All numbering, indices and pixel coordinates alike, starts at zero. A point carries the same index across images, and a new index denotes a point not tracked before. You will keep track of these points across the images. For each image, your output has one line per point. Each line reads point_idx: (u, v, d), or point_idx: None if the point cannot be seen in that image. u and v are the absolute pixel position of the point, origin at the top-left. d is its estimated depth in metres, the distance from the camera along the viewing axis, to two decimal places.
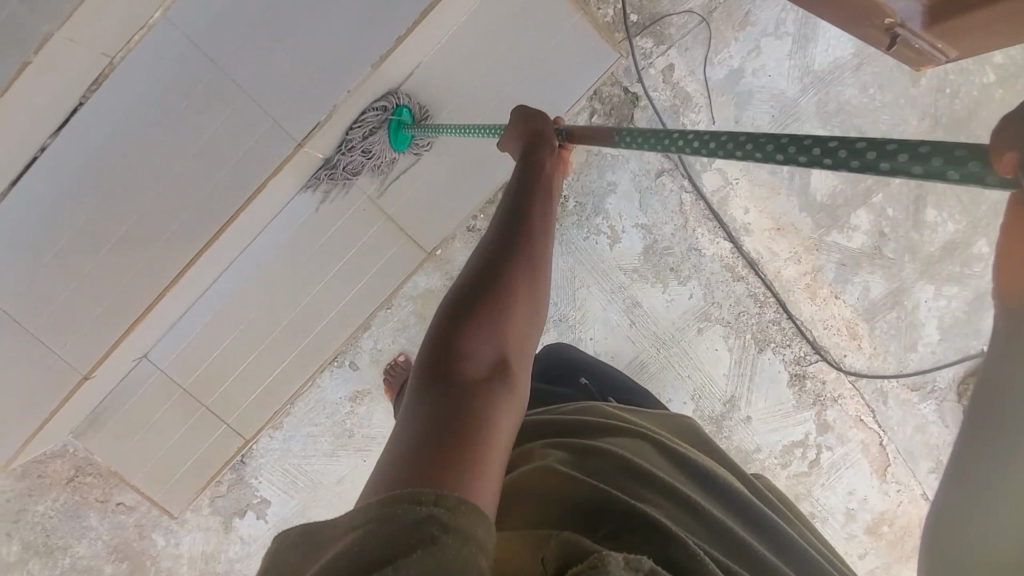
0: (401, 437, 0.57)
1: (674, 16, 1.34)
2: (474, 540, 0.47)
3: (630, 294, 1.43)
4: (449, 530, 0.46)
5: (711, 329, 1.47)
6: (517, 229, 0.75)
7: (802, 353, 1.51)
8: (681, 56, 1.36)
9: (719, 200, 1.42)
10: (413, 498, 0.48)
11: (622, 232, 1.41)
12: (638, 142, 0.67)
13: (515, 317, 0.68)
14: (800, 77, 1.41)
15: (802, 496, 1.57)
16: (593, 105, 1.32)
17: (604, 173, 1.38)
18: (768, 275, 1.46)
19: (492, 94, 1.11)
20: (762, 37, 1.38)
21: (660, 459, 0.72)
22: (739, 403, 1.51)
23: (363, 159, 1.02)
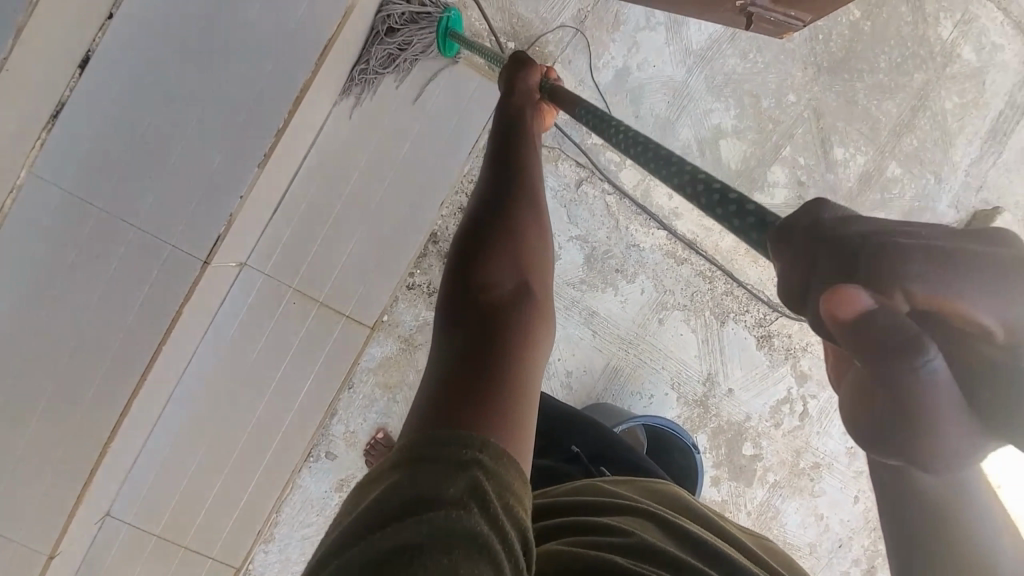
0: (430, 371, 0.53)
1: (549, 35, 1.38)
2: (515, 493, 0.45)
3: (585, 305, 1.44)
4: (492, 479, 0.44)
5: (671, 316, 1.49)
6: (516, 169, 0.73)
7: (763, 315, 1.54)
8: (567, 70, 1.40)
9: (641, 193, 1.44)
10: (460, 443, 0.45)
11: (559, 249, 1.42)
12: (597, 118, 0.72)
13: (536, 252, 0.65)
14: (682, 60, 1.46)
15: (802, 449, 1.60)
16: None
17: None
18: (709, 251, 1.49)
19: (390, 156, 1.08)
20: (637, 32, 1.43)
21: (650, 526, 0.71)
22: (717, 379, 1.52)
23: (394, 53, 1.02)
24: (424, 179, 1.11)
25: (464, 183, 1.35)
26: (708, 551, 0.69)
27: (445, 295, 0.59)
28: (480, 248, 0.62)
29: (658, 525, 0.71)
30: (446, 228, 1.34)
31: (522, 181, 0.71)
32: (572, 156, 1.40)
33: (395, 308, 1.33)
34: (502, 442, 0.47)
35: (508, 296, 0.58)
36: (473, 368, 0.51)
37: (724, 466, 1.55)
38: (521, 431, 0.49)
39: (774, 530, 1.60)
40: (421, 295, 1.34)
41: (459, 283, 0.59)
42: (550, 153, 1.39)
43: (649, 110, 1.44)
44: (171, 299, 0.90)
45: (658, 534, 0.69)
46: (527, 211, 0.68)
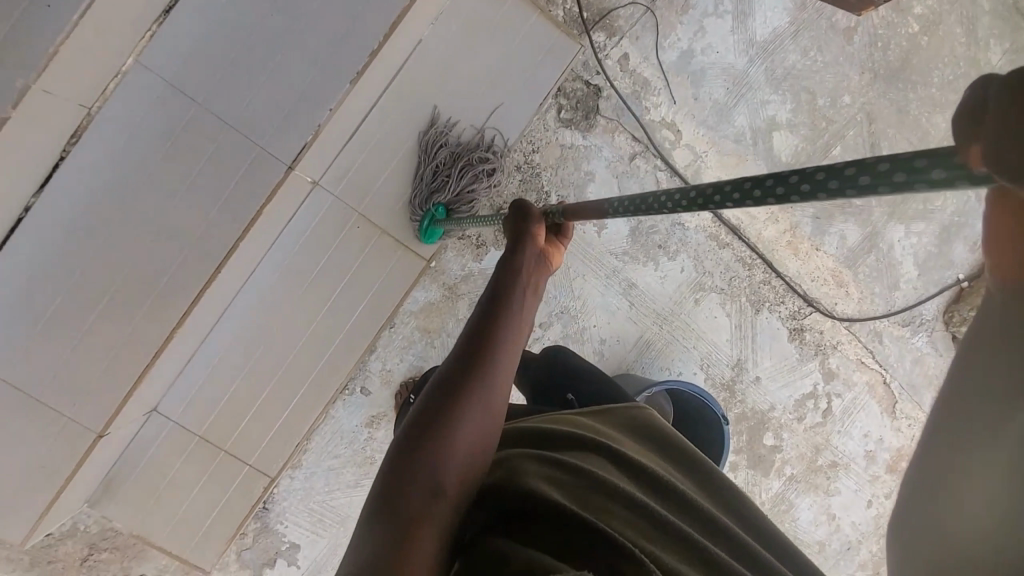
0: (346, 560, 0.58)
1: (621, 9, 1.39)
2: None
3: (624, 277, 1.46)
4: None
5: (707, 298, 1.51)
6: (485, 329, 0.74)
7: (797, 307, 1.56)
8: (634, 45, 1.41)
9: (693, 173, 1.46)
10: None
11: (607, 218, 1.44)
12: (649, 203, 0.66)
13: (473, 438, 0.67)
14: (745, 49, 1.49)
15: (822, 446, 1.61)
16: (559, 101, 1.37)
17: (579, 163, 1.41)
18: (750, 237, 1.51)
19: (468, 93, 1.12)
20: (705, 17, 1.46)
21: (612, 465, 0.73)
22: (746, 365, 1.54)
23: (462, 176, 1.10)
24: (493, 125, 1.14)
25: (524, 140, 1.37)
26: (676, 496, 0.72)
27: (382, 474, 0.64)
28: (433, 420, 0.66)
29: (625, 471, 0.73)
30: (501, 184, 1.37)
31: (489, 343, 0.72)
32: (631, 128, 1.41)
33: (442, 256, 1.36)
34: None
35: (428, 493, 0.61)
36: (385, 557, 0.55)
37: (743, 453, 1.57)
38: None
39: (785, 524, 1.61)
40: (469, 246, 1.37)
41: (402, 462, 0.63)
42: (609, 124, 1.40)
43: (710, 93, 1.46)
44: (249, 200, 0.92)
45: (626, 480, 0.72)
46: (483, 374, 0.70)
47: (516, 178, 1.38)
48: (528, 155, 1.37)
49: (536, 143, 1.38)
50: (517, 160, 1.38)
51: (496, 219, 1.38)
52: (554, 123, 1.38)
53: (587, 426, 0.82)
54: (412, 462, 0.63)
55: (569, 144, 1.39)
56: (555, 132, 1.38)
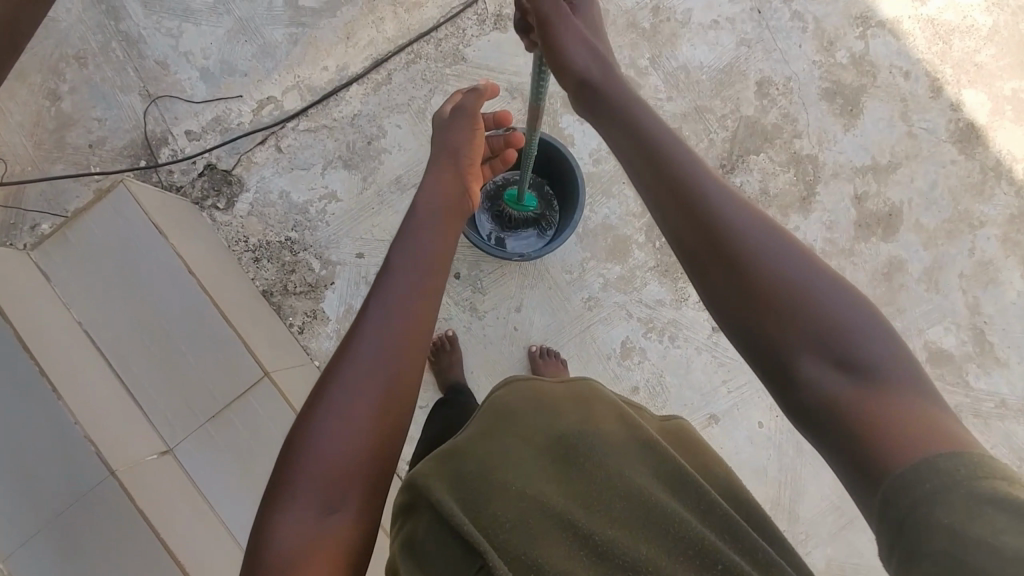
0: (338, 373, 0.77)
1: (148, 125, 1.51)
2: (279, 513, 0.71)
3: (388, 184, 1.50)
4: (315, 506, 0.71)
5: (434, 105, 1.51)
6: (444, 191, 0.99)
7: (475, 14, 1.53)
8: (182, 121, 1.51)
9: (312, 92, 1.51)
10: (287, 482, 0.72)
11: (327, 186, 1.50)
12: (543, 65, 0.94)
13: (340, 393, 0.75)
14: (214, 12, 1.54)
15: (634, 19, 1.52)
16: (208, 204, 1.48)
17: (269, 202, 1.49)
18: (392, 49, 1.52)
19: (140, 297, 1.24)
20: (176, 46, 1.53)
21: (605, 494, 0.67)
22: (514, 80, 1.51)
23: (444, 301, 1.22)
24: (171, 278, 1.26)
25: (231, 248, 1.47)
26: (651, 515, 0.65)
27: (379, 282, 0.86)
28: (409, 241, 0.91)
29: (615, 502, 0.67)
30: (264, 278, 1.47)
31: (447, 201, 0.98)
32: (251, 143, 1.50)
33: (313, 350, 1.46)
34: (334, 459, 0.72)
35: (389, 326, 0.80)
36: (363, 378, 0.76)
37: None
38: (354, 448, 0.73)
39: (699, 75, 1.52)
40: (311, 323, 1.46)
41: (382, 290, 0.84)
42: (242, 163, 1.50)
43: (244, 58, 1.52)
44: (131, 520, 1.02)
45: (612, 513, 0.65)
46: (440, 219, 0.95)
47: (265, 264, 1.47)
48: (247, 246, 1.47)
49: (241, 236, 1.48)
50: (249, 256, 1.47)
51: (296, 292, 1.47)
52: (228, 215, 1.48)
53: (602, 434, 0.74)
54: (389, 285, 0.84)
55: (250, 206, 1.49)
56: (235, 217, 1.48)
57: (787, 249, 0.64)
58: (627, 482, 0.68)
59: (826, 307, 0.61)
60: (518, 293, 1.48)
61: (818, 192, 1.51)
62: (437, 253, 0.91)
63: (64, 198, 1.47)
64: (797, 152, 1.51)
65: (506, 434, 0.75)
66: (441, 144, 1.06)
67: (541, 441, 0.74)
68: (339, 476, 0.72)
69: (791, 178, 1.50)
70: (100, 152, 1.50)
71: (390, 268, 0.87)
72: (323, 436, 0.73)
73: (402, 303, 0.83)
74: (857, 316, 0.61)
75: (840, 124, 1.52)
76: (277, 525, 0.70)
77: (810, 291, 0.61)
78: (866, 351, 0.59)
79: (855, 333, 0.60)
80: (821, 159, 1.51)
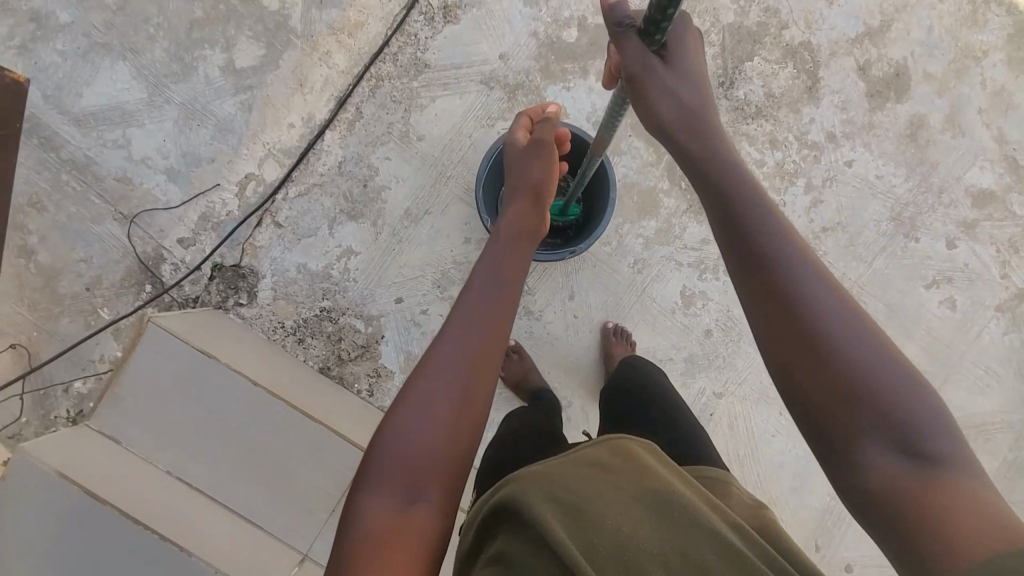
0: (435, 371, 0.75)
1: (137, 247, 1.42)
2: (369, 497, 0.69)
3: (399, 221, 1.43)
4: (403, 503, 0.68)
5: (415, 124, 1.42)
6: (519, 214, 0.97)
7: (422, 14, 1.41)
8: (170, 230, 1.42)
9: (287, 154, 1.41)
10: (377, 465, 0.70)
11: (340, 244, 1.43)
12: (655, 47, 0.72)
13: (426, 387, 0.73)
14: (155, 107, 1.43)
15: None
16: (231, 304, 1.42)
17: (290, 279, 1.43)
18: (350, 81, 1.41)
19: (219, 424, 1.20)
20: (131, 156, 1.43)
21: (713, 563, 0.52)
22: (486, 69, 1.41)
23: None
24: (232, 393, 1.20)
25: (272, 338, 1.42)
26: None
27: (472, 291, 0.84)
28: (494, 257, 0.89)
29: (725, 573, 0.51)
30: (314, 355, 1.42)
31: (524, 225, 0.96)
32: (248, 228, 1.41)
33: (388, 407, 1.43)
34: (424, 454, 0.70)
35: (477, 327, 0.79)
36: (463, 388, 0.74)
37: (586, 62, 1.42)
38: (442, 451, 0.71)
39: None
40: (378, 383, 1.43)
41: (471, 294, 0.83)
42: (247, 251, 1.42)
43: (205, 144, 1.42)
44: None
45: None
46: (515, 236, 0.93)
47: (310, 342, 1.43)
48: (285, 331, 1.42)
49: (276, 324, 1.42)
50: (291, 340, 1.43)
51: (350, 358, 1.43)
52: (254, 308, 1.42)
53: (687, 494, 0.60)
54: (477, 292, 0.83)
55: (271, 290, 1.42)
56: (263, 306, 1.42)
57: (859, 328, 0.57)
58: (732, 549, 0.53)
59: (899, 390, 0.55)
60: (566, 280, 1.45)
61: (822, 77, 1.45)
62: (516, 266, 0.88)
63: (86, 350, 1.40)
64: (790, 44, 1.45)
65: (600, 480, 0.62)
66: (521, 176, 1.02)
67: (634, 490, 0.60)
68: (421, 468, 0.70)
69: (792, 72, 1.45)
70: (101, 292, 1.41)
71: (480, 277, 0.85)
72: (414, 434, 0.71)
73: (489, 310, 0.80)
74: (931, 409, 0.55)
75: (821, 1, 1.45)
76: (360, 509, 0.68)
77: (869, 359, 0.56)
78: (918, 435, 0.54)
79: (928, 425, 0.54)
80: (815, 43, 1.45)
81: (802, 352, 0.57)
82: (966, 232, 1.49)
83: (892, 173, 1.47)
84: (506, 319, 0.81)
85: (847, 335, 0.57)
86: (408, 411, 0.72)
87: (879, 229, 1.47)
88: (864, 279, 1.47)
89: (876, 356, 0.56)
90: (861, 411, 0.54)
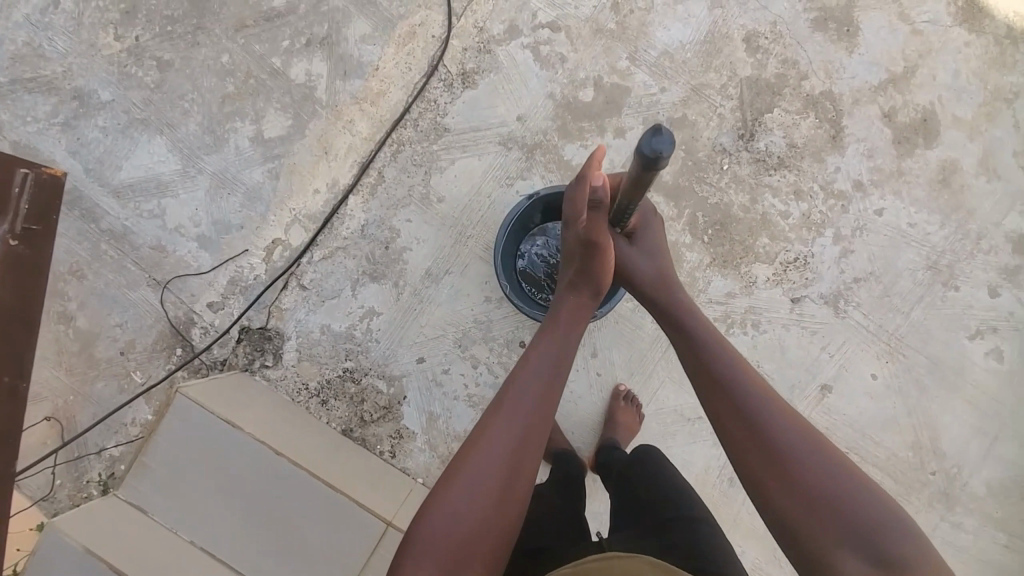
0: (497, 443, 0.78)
1: (169, 311, 1.47)
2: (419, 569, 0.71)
3: (420, 281, 1.44)
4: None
5: (435, 185, 1.44)
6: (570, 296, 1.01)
7: (441, 79, 1.45)
8: (200, 295, 1.47)
9: (311, 219, 1.45)
10: (431, 536, 0.72)
11: (363, 305, 1.45)
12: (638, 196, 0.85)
13: (473, 468, 0.76)
14: (189, 176, 1.49)
15: (599, 24, 1.44)
16: (258, 366, 1.45)
17: (314, 340, 1.45)
18: (372, 147, 1.45)
19: (239, 490, 1.20)
20: (165, 224, 1.49)
21: None
22: (504, 131, 1.43)
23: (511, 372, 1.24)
24: (253, 462, 1.20)
25: (296, 399, 1.43)
26: None
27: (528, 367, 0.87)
28: (550, 336, 0.93)
29: None
30: (337, 416, 1.43)
31: (574, 308, 0.99)
32: (273, 291, 1.45)
33: (410, 468, 1.42)
34: (479, 531, 0.73)
35: (533, 403, 0.82)
36: (520, 466, 0.77)
37: (603, 120, 1.43)
38: (490, 526, 0.74)
39: (684, 54, 1.43)
40: (400, 443, 1.43)
41: (530, 371, 0.86)
42: (273, 313, 1.45)
43: (234, 211, 1.47)
44: None
45: None
46: (565, 316, 0.97)
47: (333, 403, 1.43)
48: (309, 392, 1.44)
49: (300, 385, 1.44)
50: (314, 401, 1.44)
51: (372, 419, 1.43)
52: (279, 369, 1.44)
53: None
54: (534, 369, 0.87)
55: (296, 352, 1.45)
56: (288, 368, 1.44)
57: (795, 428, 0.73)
58: None
59: (837, 479, 0.68)
60: (588, 337, 1.43)
61: (846, 126, 1.43)
62: (565, 346, 0.92)
63: (120, 412, 1.45)
64: (810, 94, 1.43)
65: None
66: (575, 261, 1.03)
67: None
68: (461, 551, 0.72)
69: (814, 122, 1.43)
70: (134, 355, 1.46)
71: (537, 354, 0.89)
72: (468, 510, 0.74)
73: (541, 390, 0.84)
74: (866, 493, 0.68)
75: (841, 50, 1.44)
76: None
77: (810, 458, 0.70)
78: (861, 518, 0.65)
79: (867, 507, 0.66)
80: (836, 92, 1.43)
81: (760, 458, 0.72)
82: (1010, 280, 1.41)
83: (925, 221, 1.42)
84: (557, 398, 0.85)
85: (788, 436, 0.72)
86: (454, 490, 0.75)
87: (916, 278, 1.41)
88: (901, 331, 1.41)
89: (815, 451, 0.71)
90: (808, 497, 0.68)
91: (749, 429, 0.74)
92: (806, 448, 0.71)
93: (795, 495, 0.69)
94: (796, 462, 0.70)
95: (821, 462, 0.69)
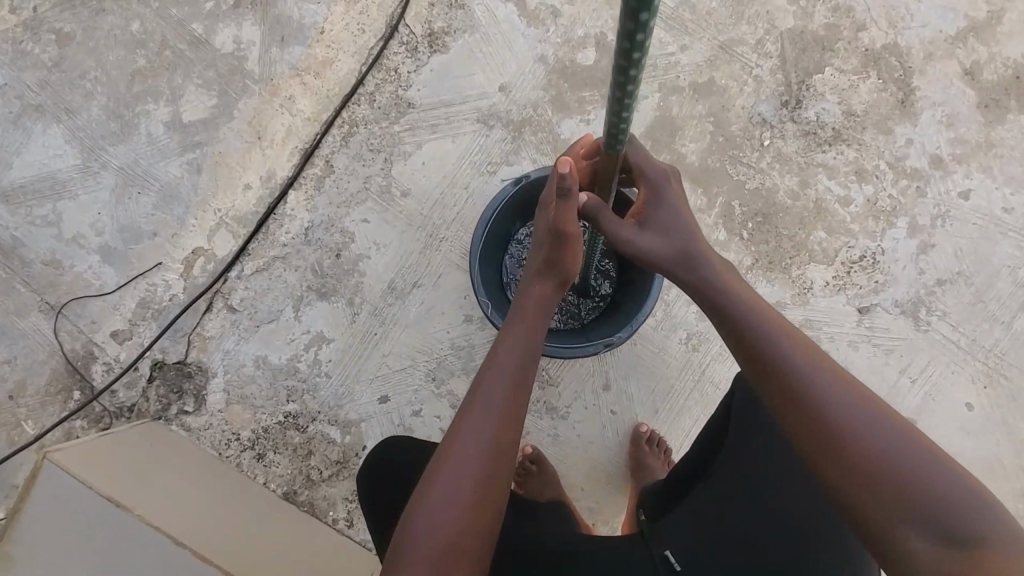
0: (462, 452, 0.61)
1: (63, 343, 1.16)
2: None
3: (380, 296, 1.12)
4: None
5: (397, 175, 1.13)
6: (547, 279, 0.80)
7: (403, 43, 1.15)
8: (102, 321, 1.16)
9: (241, 221, 1.14)
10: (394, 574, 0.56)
11: (308, 329, 1.12)
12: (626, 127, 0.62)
13: (445, 479, 0.59)
14: (91, 173, 1.20)
15: None
16: (173, 410, 1.13)
17: (246, 377, 1.13)
18: (317, 130, 1.15)
19: None
20: (61, 234, 1.19)
21: None
22: (483, 104, 1.13)
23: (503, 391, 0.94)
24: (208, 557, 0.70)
25: (225, 456, 1.11)
26: None
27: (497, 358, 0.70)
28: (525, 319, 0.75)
29: None
30: (276, 475, 1.10)
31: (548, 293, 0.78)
32: (195, 315, 1.14)
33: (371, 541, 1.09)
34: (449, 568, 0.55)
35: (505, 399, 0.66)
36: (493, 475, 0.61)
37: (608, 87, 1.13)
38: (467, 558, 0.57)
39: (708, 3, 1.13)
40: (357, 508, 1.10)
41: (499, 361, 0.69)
42: (194, 343, 1.14)
43: (146, 215, 1.17)
44: None
45: None
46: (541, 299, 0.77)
47: (270, 457, 1.11)
48: (239, 444, 1.11)
49: (228, 435, 1.12)
50: (246, 455, 1.11)
51: (321, 477, 1.10)
52: (201, 415, 1.13)
53: None
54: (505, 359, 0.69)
55: (222, 392, 1.13)
56: (214, 415, 1.13)
57: (851, 398, 0.55)
58: None
59: (918, 458, 0.51)
60: (599, 365, 1.11)
61: (917, 88, 1.13)
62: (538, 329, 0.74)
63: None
64: (870, 49, 1.13)
65: None
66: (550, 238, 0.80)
67: None
68: None
69: (876, 83, 1.12)
70: (18, 401, 1.14)
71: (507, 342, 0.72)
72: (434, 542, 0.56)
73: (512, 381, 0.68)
74: (951, 472, 0.50)
75: None
76: None
77: (884, 431, 0.52)
78: (955, 495, 0.49)
79: (962, 489, 0.49)
80: (903, 45, 1.13)
81: (823, 436, 0.53)
82: None
83: None
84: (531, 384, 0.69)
85: (852, 411, 0.54)
86: (422, 514, 0.57)
87: (1017, 278, 1.10)
88: (1002, 347, 1.09)
89: (888, 427, 0.53)
90: (888, 484, 0.50)
91: (800, 398, 0.55)
92: (860, 416, 0.53)
93: (868, 479, 0.51)
94: (865, 438, 0.52)
95: (891, 434, 0.52)
